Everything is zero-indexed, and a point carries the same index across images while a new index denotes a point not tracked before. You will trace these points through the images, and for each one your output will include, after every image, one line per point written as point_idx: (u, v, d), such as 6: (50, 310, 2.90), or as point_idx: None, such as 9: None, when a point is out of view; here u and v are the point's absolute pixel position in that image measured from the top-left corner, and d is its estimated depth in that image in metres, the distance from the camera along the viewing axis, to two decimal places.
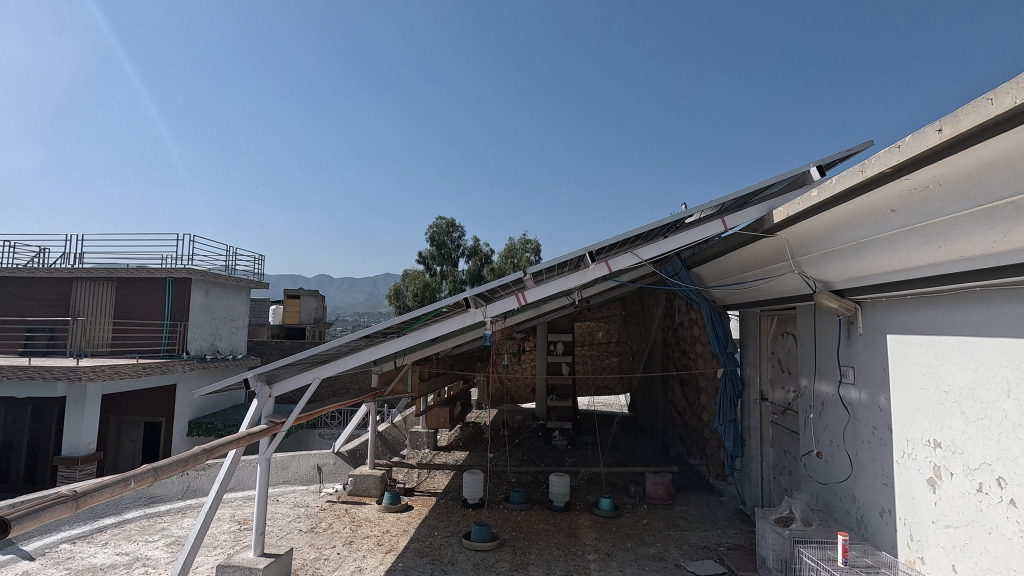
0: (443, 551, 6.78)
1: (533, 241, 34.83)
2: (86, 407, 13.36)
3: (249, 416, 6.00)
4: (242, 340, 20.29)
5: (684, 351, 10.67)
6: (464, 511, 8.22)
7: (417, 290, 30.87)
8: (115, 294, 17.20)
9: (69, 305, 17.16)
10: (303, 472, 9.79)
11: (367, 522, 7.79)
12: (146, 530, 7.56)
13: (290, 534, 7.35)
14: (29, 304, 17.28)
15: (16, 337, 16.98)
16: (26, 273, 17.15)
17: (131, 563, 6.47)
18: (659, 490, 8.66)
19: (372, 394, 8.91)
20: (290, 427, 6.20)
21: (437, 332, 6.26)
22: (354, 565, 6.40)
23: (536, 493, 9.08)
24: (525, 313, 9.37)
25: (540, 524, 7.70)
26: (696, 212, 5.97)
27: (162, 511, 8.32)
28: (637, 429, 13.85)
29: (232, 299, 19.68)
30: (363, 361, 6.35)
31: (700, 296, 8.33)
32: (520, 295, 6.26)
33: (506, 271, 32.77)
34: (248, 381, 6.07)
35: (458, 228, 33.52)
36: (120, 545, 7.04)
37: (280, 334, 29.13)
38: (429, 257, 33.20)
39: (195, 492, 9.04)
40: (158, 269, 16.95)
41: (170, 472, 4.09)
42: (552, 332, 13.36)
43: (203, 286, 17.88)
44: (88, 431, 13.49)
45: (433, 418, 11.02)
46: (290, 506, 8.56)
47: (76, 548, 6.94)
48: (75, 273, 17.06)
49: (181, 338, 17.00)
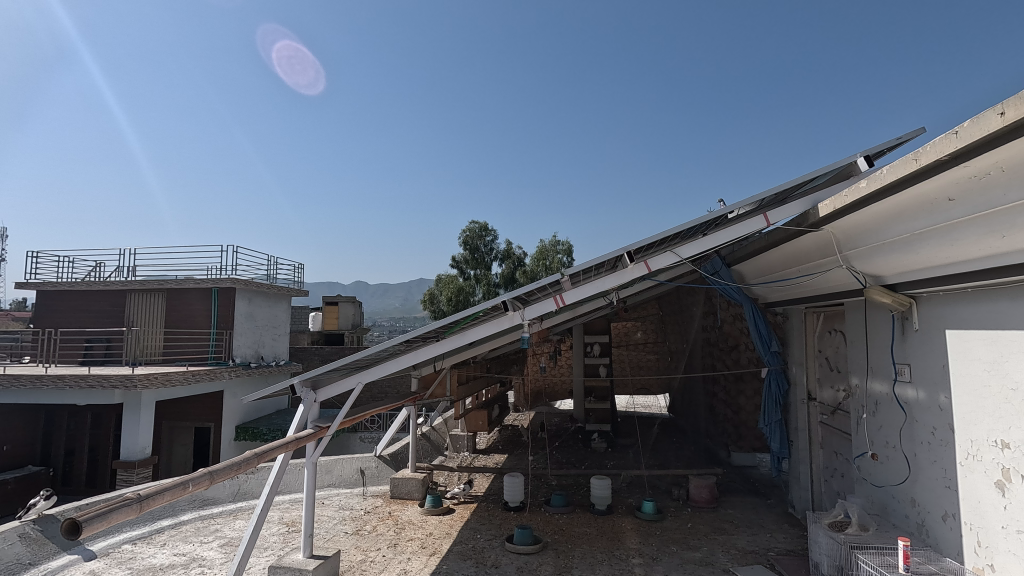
0: (486, 554, 6.80)
1: (564, 242, 34.70)
2: (142, 414, 13.95)
3: (296, 421, 6.13)
4: (284, 347, 20.91)
5: (727, 350, 10.43)
6: (505, 514, 8.23)
7: (452, 294, 31.11)
8: (165, 304, 17.96)
9: (124, 315, 18.01)
10: (347, 475, 9.99)
11: (410, 525, 7.89)
12: (201, 532, 7.85)
13: (337, 537, 7.51)
14: (87, 315, 18.18)
15: (76, 348, 17.88)
16: (84, 286, 18.05)
17: (188, 564, 6.71)
18: (703, 493, 8.47)
19: (411, 398, 8.99)
20: (334, 431, 6.32)
21: (476, 335, 6.29)
22: (399, 567, 6.48)
23: (577, 496, 9.02)
24: (563, 315, 9.35)
25: (583, 528, 7.64)
26: (736, 208, 5.80)
27: (215, 514, 8.62)
28: (678, 431, 13.62)
29: (274, 307, 20.26)
30: (405, 366, 6.43)
31: (742, 294, 8.12)
32: (558, 297, 6.23)
33: (539, 273, 32.71)
34: (293, 387, 6.21)
35: (490, 232, 33.69)
36: (177, 545, 7.32)
37: (319, 340, 29.82)
38: (462, 261, 33.42)
39: (246, 495, 9.34)
40: (204, 280, 17.62)
41: (224, 476, 4.22)
42: (589, 334, 13.26)
43: (247, 295, 18.52)
44: (143, 436, 14.07)
45: (472, 421, 11.07)
46: (335, 509, 8.75)
47: (137, 548, 7.25)
48: (129, 285, 17.89)
49: (227, 346, 17.64)
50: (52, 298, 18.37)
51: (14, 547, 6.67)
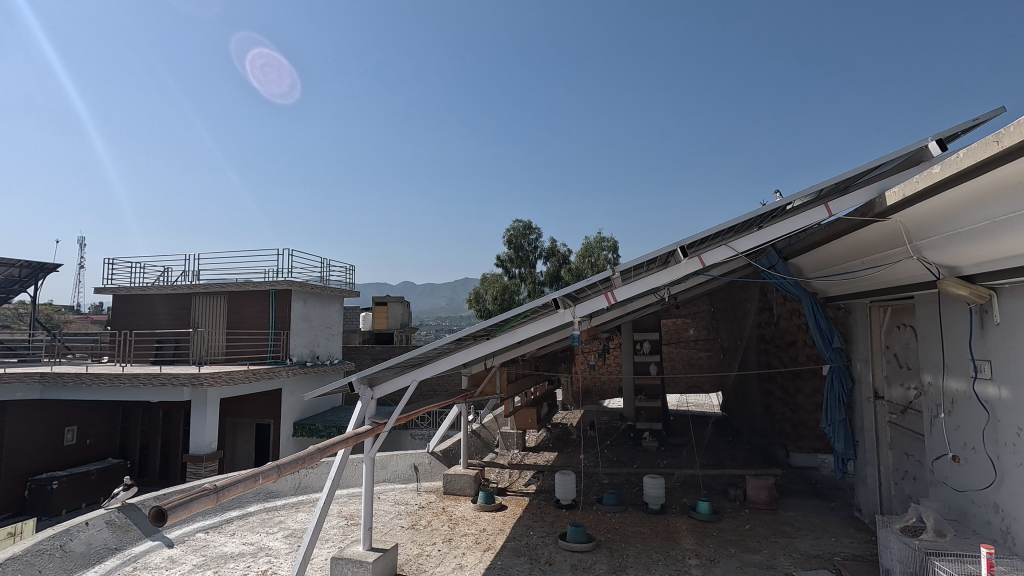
0: (539, 551, 6.82)
1: (609, 239, 34.27)
2: (208, 410, 14.73)
3: (354, 417, 6.34)
4: (337, 346, 21.59)
5: (785, 347, 10.06)
6: (557, 512, 8.22)
7: (497, 292, 31.35)
8: (227, 306, 18.87)
9: (190, 318, 19.04)
10: (401, 471, 10.23)
11: (464, 521, 8.01)
12: (266, 523, 8.21)
13: (393, 531, 7.72)
14: (157, 317, 19.34)
15: (148, 348, 19.04)
16: (154, 290, 19.19)
17: (256, 553, 7.05)
18: (761, 494, 8.21)
19: (463, 395, 9.11)
20: (391, 427, 6.49)
21: (527, 333, 6.32)
22: (454, 562, 6.59)
23: (630, 495, 8.93)
24: (612, 312, 9.25)
25: (636, 527, 7.55)
26: (795, 199, 5.59)
27: (279, 506, 9.02)
28: (733, 430, 13.23)
29: (327, 307, 20.96)
30: (458, 363, 6.55)
31: (801, 288, 7.80)
32: (609, 294, 6.17)
33: (584, 271, 32.43)
34: (352, 384, 6.43)
35: (535, 230, 33.68)
36: (245, 535, 7.70)
37: (370, 340, 30.61)
38: (507, 260, 33.58)
39: (307, 488, 9.72)
40: (262, 282, 18.41)
41: (291, 469, 4.41)
42: (638, 331, 13.07)
43: (302, 296, 19.22)
44: (210, 432, 14.85)
45: (521, 419, 11.13)
46: (391, 503, 8.98)
47: (209, 537, 7.68)
48: (194, 289, 18.89)
49: (284, 346, 18.37)
50: (127, 302, 19.61)
51: (102, 533, 7.18)
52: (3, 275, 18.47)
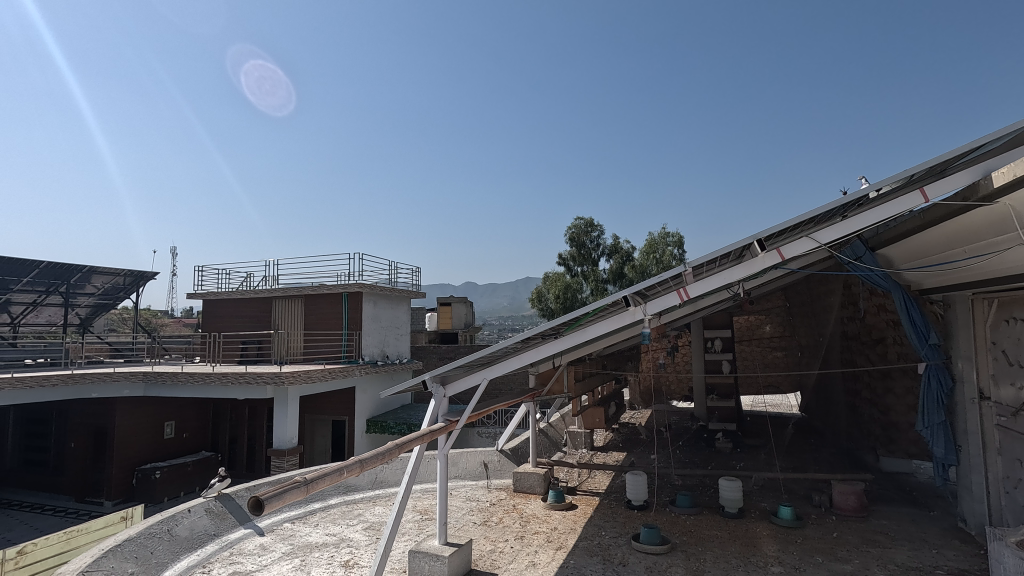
0: (612, 552, 6.75)
1: (674, 234, 33.28)
2: (289, 408, 15.60)
3: (428, 415, 6.52)
4: (405, 346, 22.26)
5: (873, 344, 9.42)
6: (629, 513, 8.10)
7: (559, 291, 31.31)
8: (304, 309, 19.90)
9: (271, 320, 20.22)
10: (472, 468, 10.41)
11: (535, 519, 8.04)
12: (346, 515, 8.60)
13: (466, 526, 7.87)
14: (242, 320, 20.67)
15: (235, 349, 20.39)
16: (238, 294, 20.52)
17: (339, 544, 7.40)
18: (849, 500, 7.72)
19: (530, 394, 9.15)
20: (463, 425, 6.61)
21: (597, 332, 6.28)
22: (527, 559, 6.63)
23: (705, 497, 8.67)
24: (681, 309, 8.99)
25: (713, 531, 7.31)
26: (885, 185, 5.21)
27: (357, 499, 9.42)
28: (815, 433, 12.54)
29: (395, 308, 21.67)
30: (528, 362, 6.63)
31: (891, 280, 7.27)
32: (681, 290, 6.01)
33: (648, 267, 31.66)
34: (425, 382, 6.63)
35: (597, 227, 33.27)
36: (328, 526, 8.10)
37: (436, 339, 31.36)
38: (569, 257, 33.40)
39: (383, 483, 10.11)
40: (335, 285, 19.23)
41: (371, 465, 4.60)
42: (709, 328, 12.64)
43: (372, 298, 19.97)
44: (291, 427, 15.69)
45: (589, 418, 11.04)
46: (463, 500, 9.17)
47: (295, 527, 8.15)
48: (274, 293, 20.05)
49: (357, 346, 19.16)
50: (215, 306, 21.09)
51: (201, 519, 7.77)
52: (109, 283, 20.28)
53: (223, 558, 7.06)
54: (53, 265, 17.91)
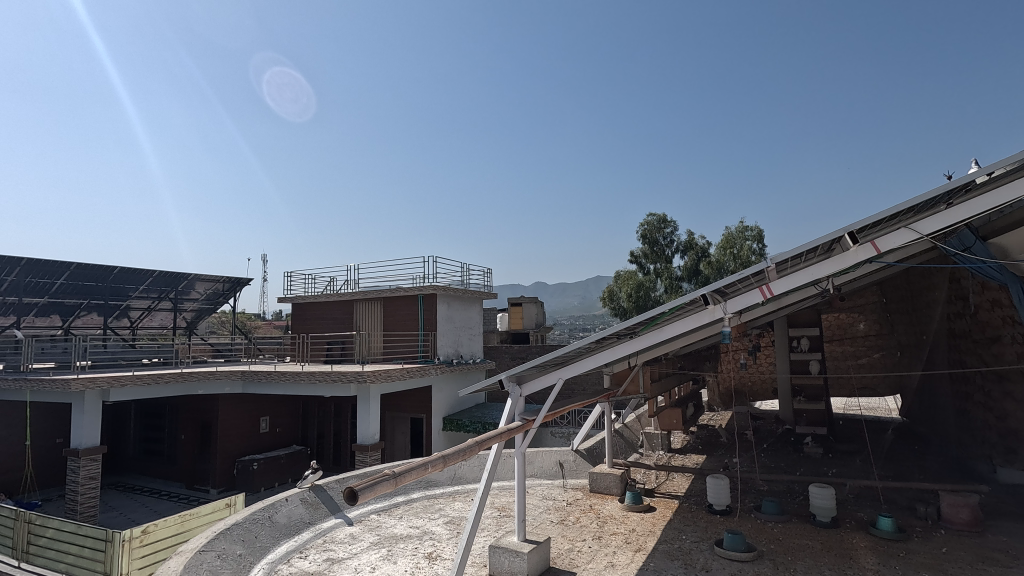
0: (694, 556, 6.59)
1: (753, 227, 31.69)
2: (371, 404, 16.31)
3: (505, 414, 6.66)
4: (478, 346, 22.71)
5: (985, 343, 8.57)
6: (711, 518, 7.85)
7: (632, 289, 30.79)
8: (382, 311, 20.80)
9: (353, 321, 21.29)
10: (548, 467, 10.50)
11: (612, 520, 7.99)
12: (428, 509, 8.94)
13: (544, 524, 7.96)
14: (327, 322, 21.91)
15: (321, 349, 21.65)
16: (324, 297, 21.77)
17: (422, 536, 7.71)
18: (960, 513, 7.08)
19: (605, 394, 9.10)
20: (540, 424, 6.69)
21: (675, 331, 6.17)
22: (606, 560, 6.61)
23: (793, 504, 8.25)
24: (763, 307, 8.62)
25: (803, 540, 6.95)
26: (997, 169, 4.78)
27: (438, 494, 9.76)
28: (918, 439, 11.55)
29: (468, 309, 22.16)
30: (604, 362, 6.64)
31: (1007, 272, 6.61)
32: (764, 288, 5.79)
33: (725, 264, 30.30)
34: (502, 382, 6.78)
35: (670, 223, 32.35)
36: (412, 519, 8.46)
37: (507, 339, 31.74)
38: (641, 255, 32.73)
39: (462, 479, 10.41)
40: (411, 288, 19.94)
41: (453, 460, 4.80)
42: (794, 326, 11.98)
43: (445, 299, 20.53)
44: (373, 424, 16.39)
45: (666, 419, 10.80)
46: (540, 498, 9.27)
47: (381, 518, 8.58)
48: (355, 296, 21.10)
49: (432, 346, 19.77)
50: (303, 309, 22.50)
51: (297, 508, 8.35)
52: (211, 289, 22.12)
53: (318, 545, 7.56)
54: (164, 274, 19.77)
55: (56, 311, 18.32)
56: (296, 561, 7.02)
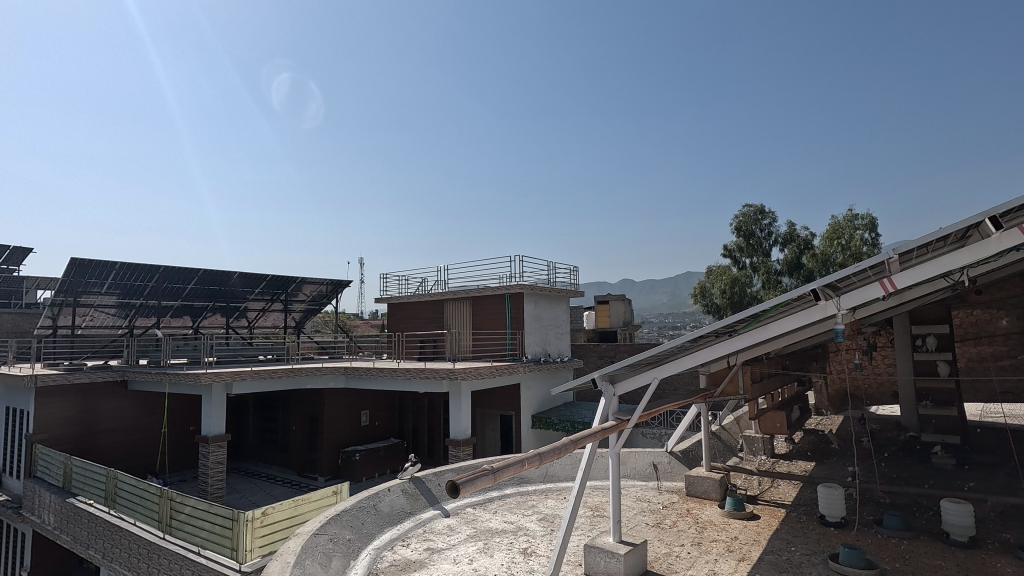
0: (806, 570, 6.16)
1: (865, 215, 29.00)
2: (462, 401, 16.78)
3: (598, 413, 6.59)
4: (566, 345, 22.68)
5: None
6: (824, 530, 7.30)
7: (725, 285, 29.28)
8: (471, 310, 21.33)
9: (444, 320, 22.01)
10: (641, 468, 10.28)
11: (712, 526, 7.66)
12: (521, 505, 9.06)
13: (640, 527, 7.79)
14: (420, 321, 22.83)
15: (415, 347, 22.63)
16: (416, 297, 22.70)
17: (517, 532, 7.83)
18: None
19: (702, 395, 8.75)
20: (634, 424, 6.54)
21: (781, 329, 5.80)
22: (707, 567, 6.36)
23: (921, 520, 7.45)
24: (883, 303, 7.86)
25: (935, 560, 6.26)
26: None
27: (531, 491, 9.87)
28: None
29: (555, 308, 22.16)
30: (700, 362, 6.40)
31: None
32: (886, 282, 5.29)
33: (832, 257, 27.75)
34: (594, 381, 6.72)
35: (768, 214, 30.44)
36: (506, 514, 8.61)
37: (594, 338, 31.43)
38: (735, 248, 31.15)
39: (554, 477, 10.45)
40: (498, 287, 20.27)
41: (550, 458, 4.83)
42: (917, 324, 10.83)
43: (533, 298, 20.67)
44: (465, 420, 16.85)
45: (769, 422, 10.16)
46: (634, 500, 9.09)
47: (476, 512, 8.81)
48: (445, 295, 21.81)
49: (520, 344, 19.99)
50: (398, 309, 23.62)
51: (399, 498, 8.78)
52: (316, 291, 23.80)
53: (419, 534, 7.90)
54: (275, 278, 21.54)
55: (188, 312, 20.56)
56: (399, 548, 7.39)
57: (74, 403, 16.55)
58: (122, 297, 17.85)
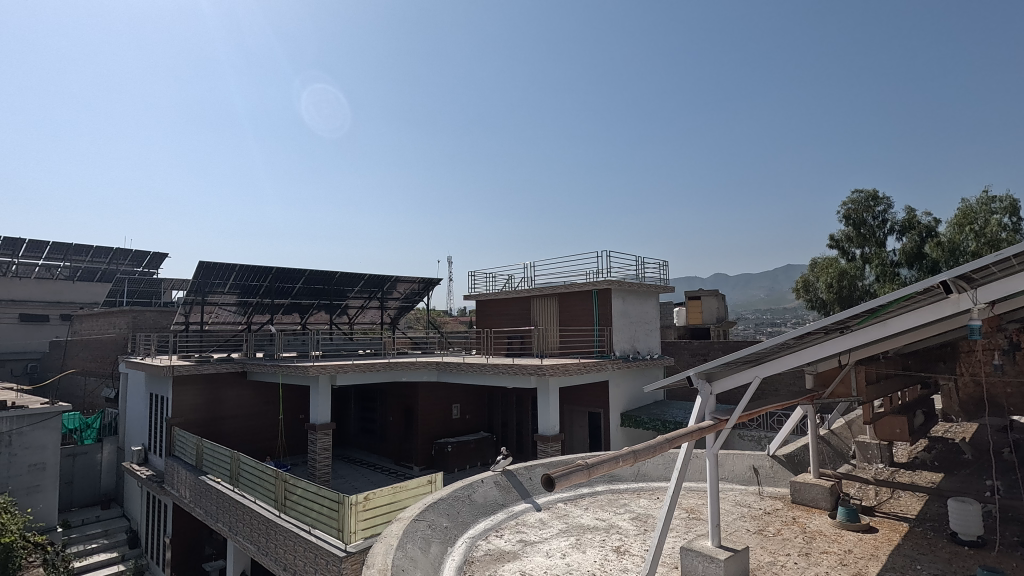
0: None
1: (1003, 197, 25.58)
2: (551, 398, 16.83)
3: (694, 412, 6.35)
4: (655, 342, 22.08)
5: None
6: (955, 548, 6.56)
7: (832, 278, 26.98)
8: (558, 306, 21.35)
9: (531, 317, 22.18)
10: (741, 472, 9.81)
11: (822, 536, 7.15)
12: (613, 503, 8.96)
13: (740, 533, 7.44)
14: (508, 317, 23.18)
15: (503, 343, 23.04)
16: (503, 294, 23.07)
17: (609, 529, 7.76)
18: None
19: (809, 396, 8.17)
20: (734, 425, 6.24)
21: (904, 326, 5.28)
22: None
23: None
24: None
25: None
26: None
27: (623, 490, 9.73)
28: None
29: (644, 304, 21.61)
30: (807, 361, 5.98)
31: None
32: None
33: (962, 244, 24.79)
34: (690, 378, 6.48)
35: (883, 200, 27.73)
36: (598, 512, 8.55)
37: (686, 335, 30.30)
38: (844, 239, 28.67)
39: (646, 477, 10.23)
40: (585, 283, 20.10)
41: (644, 457, 4.74)
42: None
43: (620, 294, 20.30)
44: (553, 416, 16.88)
45: (887, 428, 9.29)
46: (733, 504, 8.69)
47: (568, 508, 8.83)
48: (532, 292, 21.98)
49: (608, 341, 19.71)
50: (486, 306, 24.15)
51: (492, 490, 9.02)
52: (409, 289, 24.90)
53: (512, 526, 8.06)
54: (372, 277, 22.82)
55: (297, 310, 22.29)
56: (493, 538, 7.58)
57: (204, 392, 18.55)
58: (241, 296, 19.72)
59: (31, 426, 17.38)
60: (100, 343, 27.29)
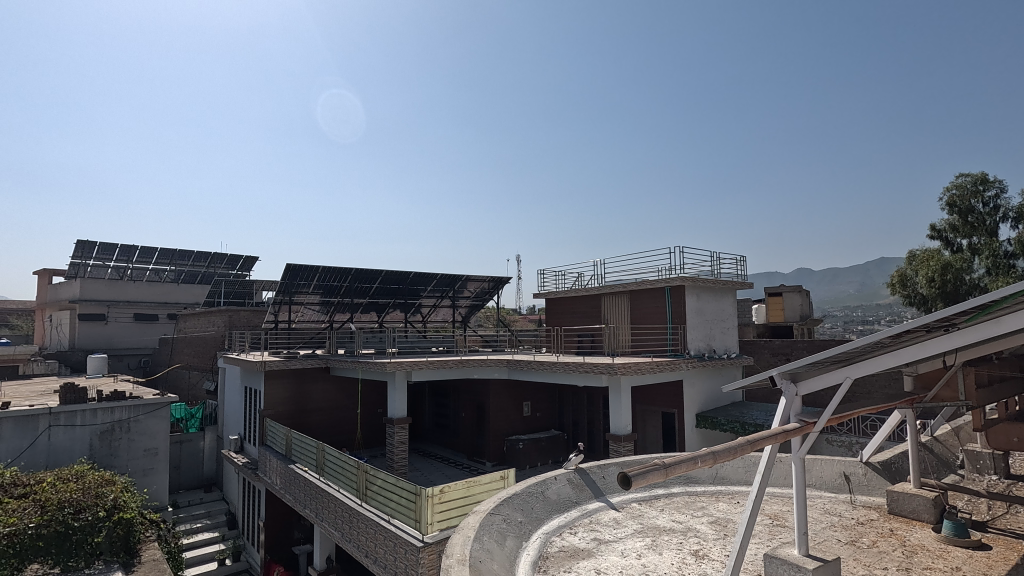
0: None
1: None
2: (623, 396, 16.57)
3: (778, 413, 6.08)
4: (733, 340, 21.20)
5: None
6: None
7: (934, 272, 24.70)
8: (629, 304, 20.99)
9: (602, 315, 21.94)
10: (831, 479, 9.25)
11: (925, 551, 6.61)
12: (691, 506, 8.73)
13: (831, 543, 7.02)
14: (578, 315, 23.05)
15: (573, 342, 22.95)
16: (573, 292, 22.95)
17: (686, 532, 7.57)
18: None
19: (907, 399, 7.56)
20: (822, 428, 5.90)
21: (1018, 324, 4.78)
22: None
23: None
24: None
25: None
26: None
27: (700, 492, 9.44)
28: None
29: (721, 301, 20.79)
30: (904, 361, 5.56)
31: None
32: None
33: None
34: (773, 378, 6.21)
35: (994, 184, 25.12)
36: (674, 513, 8.36)
37: (767, 333, 28.81)
38: (947, 228, 26.22)
39: (725, 480, 9.86)
40: (658, 280, 19.63)
41: (724, 458, 4.60)
42: None
43: (694, 291, 19.65)
44: (625, 415, 16.62)
45: (1001, 436, 8.43)
46: (822, 513, 8.21)
47: (643, 508, 8.70)
48: (602, 290, 21.74)
49: (682, 339, 19.16)
50: (556, 304, 24.15)
51: (566, 487, 9.04)
52: (480, 288, 25.32)
53: (585, 524, 8.05)
54: (445, 276, 23.45)
55: (374, 309, 23.29)
56: (567, 535, 7.60)
57: (293, 386, 19.82)
58: (324, 296, 20.89)
59: (146, 414, 19.27)
60: (202, 340, 29.78)
